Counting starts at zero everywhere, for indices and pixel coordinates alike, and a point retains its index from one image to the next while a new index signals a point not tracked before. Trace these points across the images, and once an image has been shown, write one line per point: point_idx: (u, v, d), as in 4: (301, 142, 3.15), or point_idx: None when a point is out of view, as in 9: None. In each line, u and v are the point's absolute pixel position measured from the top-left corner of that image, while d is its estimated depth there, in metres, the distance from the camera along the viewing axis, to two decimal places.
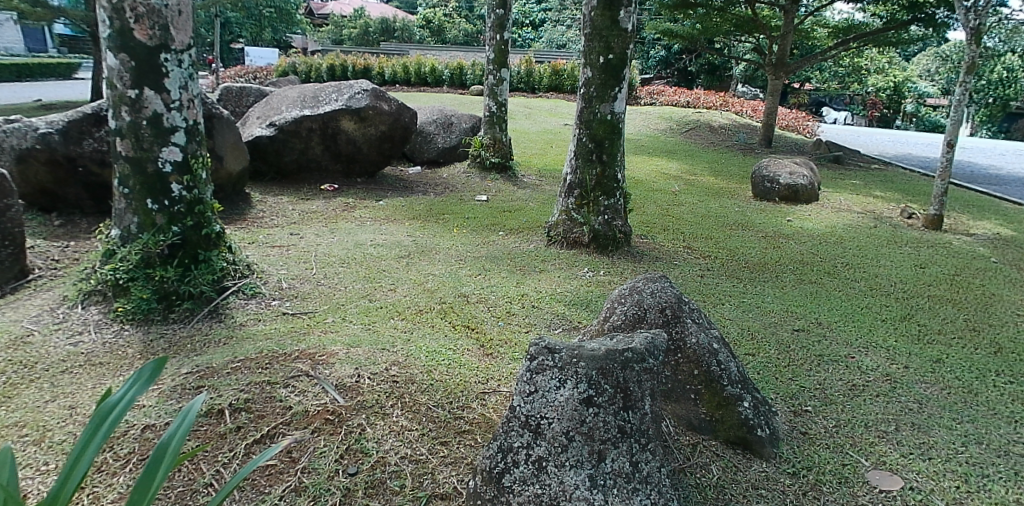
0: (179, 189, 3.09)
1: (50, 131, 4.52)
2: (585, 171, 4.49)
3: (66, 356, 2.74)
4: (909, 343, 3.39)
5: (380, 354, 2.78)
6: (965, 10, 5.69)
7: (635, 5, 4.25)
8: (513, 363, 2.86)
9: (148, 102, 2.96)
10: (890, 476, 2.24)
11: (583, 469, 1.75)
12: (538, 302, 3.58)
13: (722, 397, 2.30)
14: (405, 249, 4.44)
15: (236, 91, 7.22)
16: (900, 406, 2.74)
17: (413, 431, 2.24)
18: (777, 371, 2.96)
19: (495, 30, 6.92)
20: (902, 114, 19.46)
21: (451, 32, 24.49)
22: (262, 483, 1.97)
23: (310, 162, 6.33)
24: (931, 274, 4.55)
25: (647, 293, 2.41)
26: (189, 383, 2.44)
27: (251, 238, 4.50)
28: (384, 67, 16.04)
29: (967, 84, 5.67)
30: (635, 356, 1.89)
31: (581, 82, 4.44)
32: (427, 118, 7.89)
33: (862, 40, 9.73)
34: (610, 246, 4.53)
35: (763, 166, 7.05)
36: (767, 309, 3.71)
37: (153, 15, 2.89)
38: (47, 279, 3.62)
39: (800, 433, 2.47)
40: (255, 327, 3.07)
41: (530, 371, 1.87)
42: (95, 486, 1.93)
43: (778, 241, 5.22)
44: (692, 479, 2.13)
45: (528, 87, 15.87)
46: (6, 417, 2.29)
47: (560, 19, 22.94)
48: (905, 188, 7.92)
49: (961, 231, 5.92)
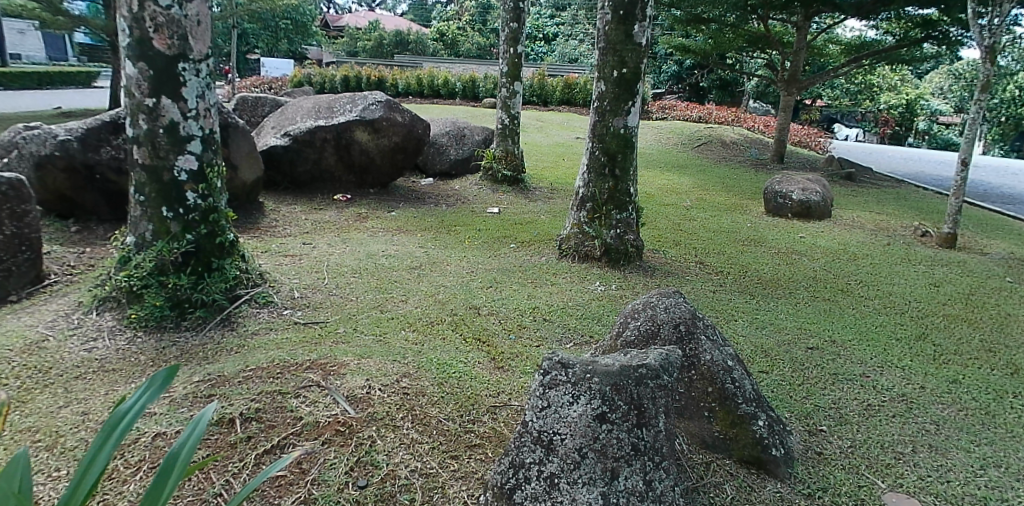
0: (195, 197, 3.11)
1: (68, 139, 4.56)
2: (597, 185, 4.49)
3: (79, 362, 2.75)
4: (925, 363, 3.35)
5: (391, 365, 2.77)
6: (980, 29, 5.65)
7: (649, 20, 4.26)
8: (524, 376, 2.84)
9: (166, 111, 2.99)
10: (907, 499, 2.20)
11: (595, 487, 1.73)
12: (549, 316, 3.57)
13: (736, 415, 2.28)
14: (417, 260, 4.44)
15: (252, 101, 7.28)
16: (916, 427, 2.69)
17: (423, 445, 2.22)
18: (791, 389, 2.92)
19: (508, 43, 6.97)
20: (914, 132, 19.75)
21: (464, 45, 24.82)
22: (273, 494, 1.95)
23: (324, 172, 6.36)
24: (945, 293, 4.50)
25: (661, 309, 2.40)
26: (201, 392, 2.44)
27: (263, 247, 4.52)
28: (397, 79, 16.26)
29: (983, 103, 5.62)
30: (650, 372, 1.87)
31: (594, 96, 4.45)
32: (440, 130, 7.93)
33: (875, 57, 9.70)
34: (621, 260, 4.52)
35: (776, 182, 7.04)
36: (781, 326, 3.68)
37: (172, 25, 2.93)
38: (63, 284, 3.65)
39: (815, 454, 2.42)
40: (267, 336, 3.07)
41: (543, 386, 1.86)
42: (106, 494, 1.93)
43: (791, 258, 5.19)
44: (704, 498, 2.09)
45: (541, 100, 15.96)
46: (19, 421, 2.30)
47: (573, 34, 23.20)
48: (918, 206, 7.87)
49: (976, 250, 5.87)
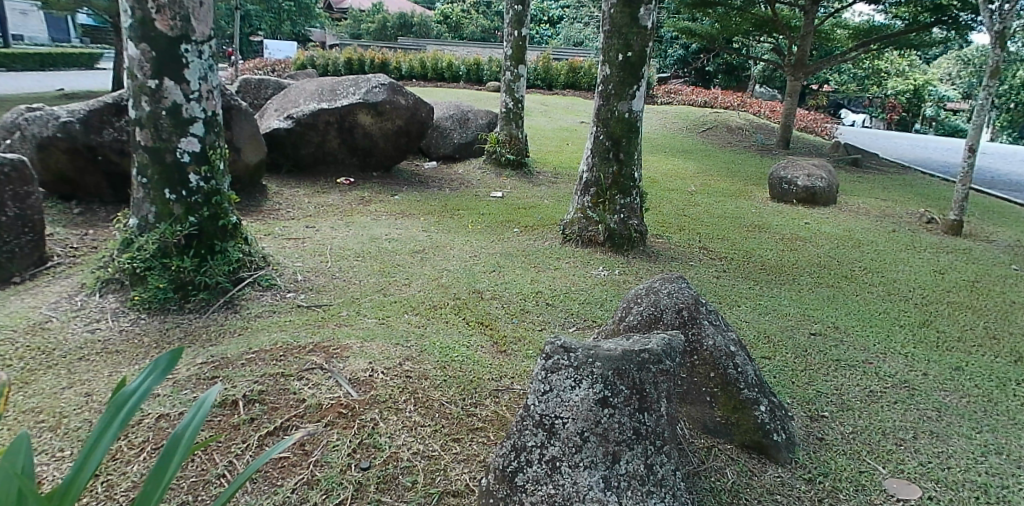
0: (197, 179, 3.11)
1: (70, 120, 4.55)
2: (601, 169, 4.47)
3: (83, 343, 2.77)
4: (929, 350, 3.34)
5: (394, 349, 2.78)
6: (989, 14, 5.58)
7: (655, 3, 4.22)
8: (527, 360, 2.84)
9: (168, 93, 2.98)
10: (908, 485, 2.20)
11: (596, 470, 1.73)
12: (552, 301, 3.56)
13: (737, 400, 2.28)
14: (419, 244, 4.43)
15: (255, 82, 7.24)
16: (918, 414, 2.69)
17: (425, 428, 2.23)
18: (793, 375, 2.92)
19: (513, 26, 6.89)
20: (921, 118, 19.63)
21: (468, 27, 24.68)
22: (275, 475, 1.96)
23: (327, 155, 6.34)
24: (951, 280, 4.49)
25: (664, 294, 2.39)
26: (204, 374, 2.45)
27: (266, 230, 4.52)
28: (401, 62, 16.17)
29: (991, 89, 5.56)
30: (652, 357, 1.87)
31: (599, 80, 4.41)
32: (444, 114, 7.88)
33: (883, 42, 9.60)
34: (625, 245, 4.50)
35: (781, 168, 6.99)
36: (785, 312, 3.66)
37: (174, 6, 2.90)
38: (66, 266, 3.66)
39: (817, 439, 2.43)
40: (270, 319, 3.07)
41: (545, 370, 1.86)
42: (109, 475, 1.94)
43: (795, 244, 5.16)
44: (706, 482, 2.10)
45: (545, 84, 15.86)
46: (24, 402, 2.31)
47: (578, 17, 23.02)
48: (925, 193, 7.81)
49: (982, 237, 5.83)
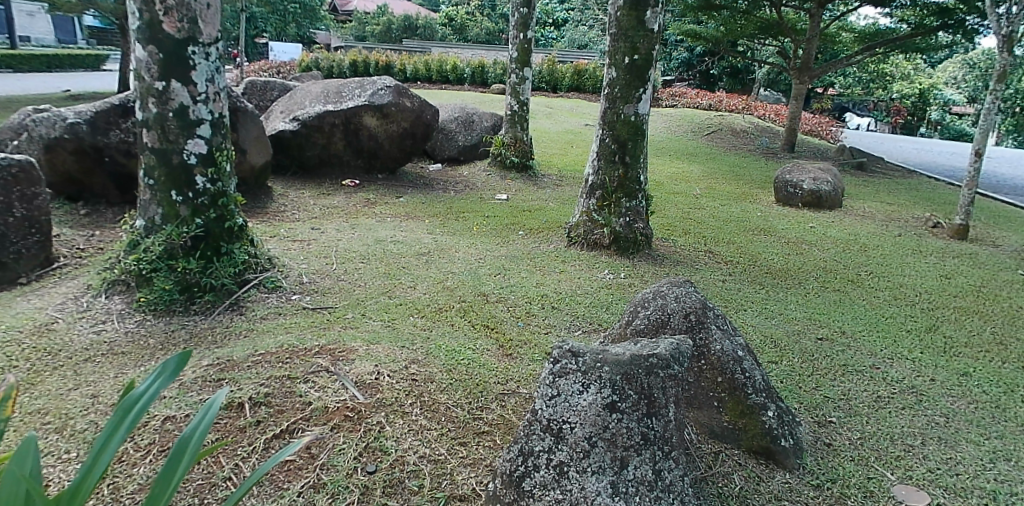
0: (204, 181, 3.12)
1: (77, 122, 4.57)
2: (607, 172, 4.46)
3: (88, 345, 2.76)
4: (935, 355, 3.31)
5: (399, 352, 2.77)
6: (997, 18, 5.53)
7: (662, 6, 4.22)
8: (532, 364, 2.83)
9: (175, 94, 2.98)
10: (916, 492, 2.18)
11: (604, 475, 1.71)
12: (557, 304, 3.55)
13: (746, 405, 2.27)
14: (424, 247, 4.43)
15: (260, 84, 7.26)
16: (926, 420, 2.67)
17: (432, 431, 2.23)
18: (800, 380, 2.91)
19: (519, 29, 6.90)
20: (926, 122, 19.60)
21: (473, 30, 24.34)
22: (281, 478, 1.95)
23: (332, 157, 6.34)
24: (957, 284, 4.47)
25: (671, 298, 2.38)
26: (210, 376, 2.45)
27: (271, 232, 4.51)
28: (406, 65, 16.16)
29: (998, 93, 5.53)
30: (660, 362, 1.86)
31: (605, 83, 4.41)
32: (449, 116, 7.88)
33: (888, 46, 9.56)
34: (630, 249, 4.48)
35: (787, 171, 6.97)
36: (791, 317, 3.64)
37: (182, 8, 2.91)
38: (72, 266, 3.67)
39: (824, 444, 2.42)
40: (276, 321, 3.07)
41: (553, 374, 1.85)
42: (115, 477, 1.94)
43: (800, 247, 5.15)
44: (714, 488, 2.09)
45: (550, 87, 15.85)
46: (29, 403, 2.32)
47: (582, 19, 23.04)
48: (931, 197, 7.79)
49: (989, 242, 5.81)
